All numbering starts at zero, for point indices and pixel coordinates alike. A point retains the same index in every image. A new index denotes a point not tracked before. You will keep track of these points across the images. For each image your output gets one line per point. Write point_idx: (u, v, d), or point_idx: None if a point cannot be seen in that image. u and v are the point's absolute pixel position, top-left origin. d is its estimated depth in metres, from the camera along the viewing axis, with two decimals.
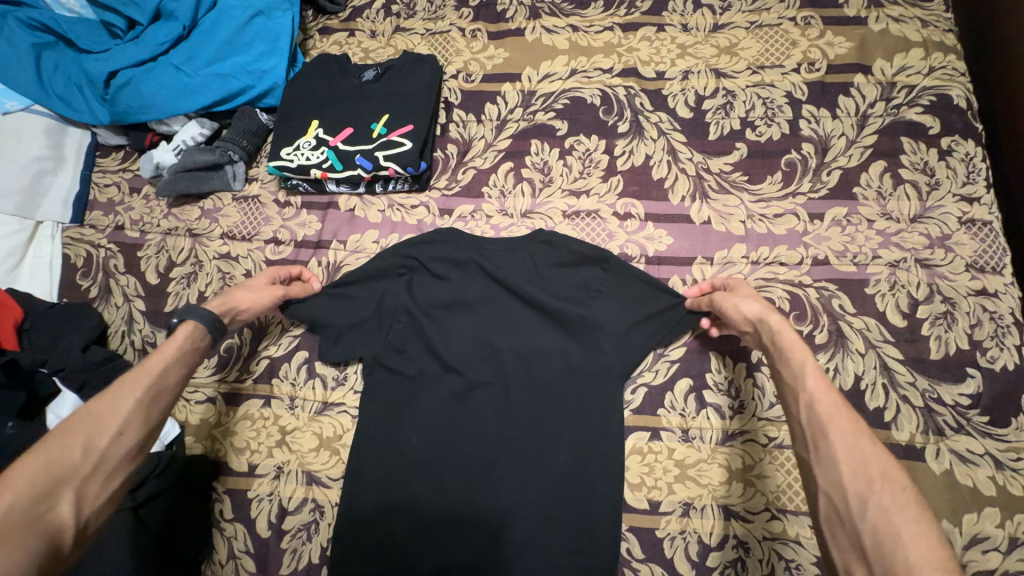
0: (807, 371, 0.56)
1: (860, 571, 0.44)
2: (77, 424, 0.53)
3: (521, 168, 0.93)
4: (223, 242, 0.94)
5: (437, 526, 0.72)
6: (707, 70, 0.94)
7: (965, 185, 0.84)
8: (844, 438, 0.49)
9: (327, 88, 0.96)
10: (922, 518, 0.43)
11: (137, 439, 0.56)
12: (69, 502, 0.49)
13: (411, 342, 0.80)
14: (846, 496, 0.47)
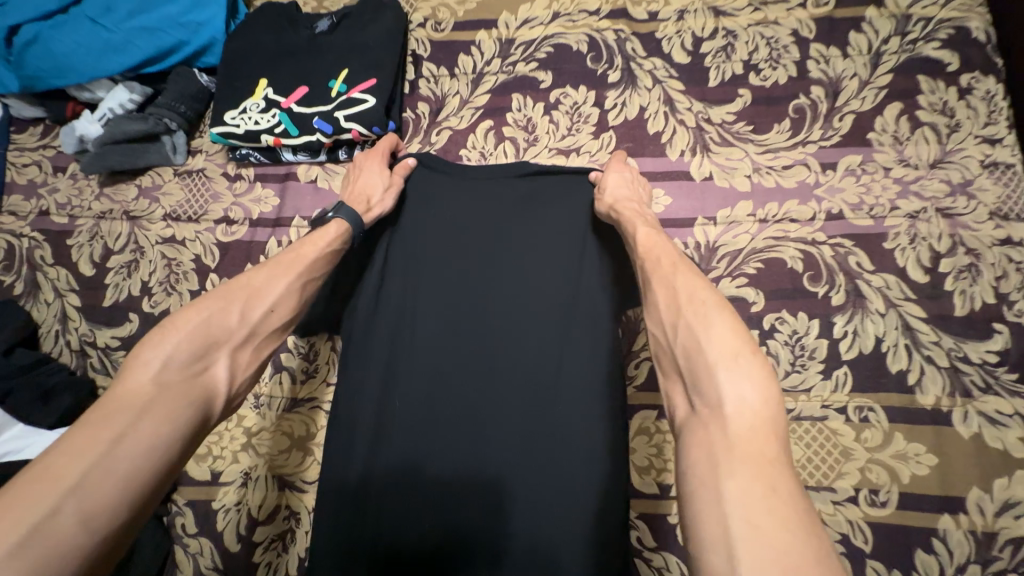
0: (643, 233, 0.57)
1: (675, 387, 0.42)
2: (239, 290, 0.52)
3: (502, 127, 0.83)
4: (167, 225, 0.82)
5: (425, 498, 0.64)
6: (704, 9, 0.85)
7: (987, 126, 0.77)
8: (666, 269, 0.49)
9: (275, 42, 0.83)
10: (723, 313, 0.43)
11: (287, 317, 0.55)
12: (222, 366, 0.48)
13: (388, 305, 0.71)
14: (662, 325, 0.45)
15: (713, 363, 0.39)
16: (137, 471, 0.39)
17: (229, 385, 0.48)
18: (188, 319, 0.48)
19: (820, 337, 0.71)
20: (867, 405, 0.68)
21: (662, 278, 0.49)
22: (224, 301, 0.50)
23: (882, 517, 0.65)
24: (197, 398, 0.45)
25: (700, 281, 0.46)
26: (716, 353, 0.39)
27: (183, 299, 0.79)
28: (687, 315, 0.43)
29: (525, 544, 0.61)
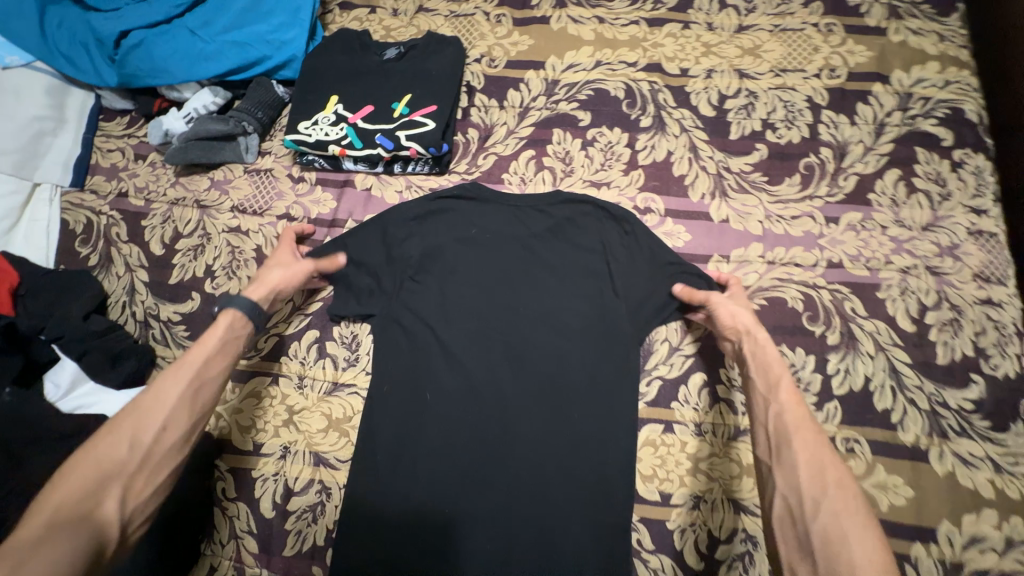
0: (783, 386, 0.63)
1: (804, 569, 0.51)
2: (125, 420, 0.58)
3: (542, 157, 0.93)
4: (233, 215, 0.91)
5: (449, 481, 0.75)
6: (730, 70, 0.95)
7: (974, 198, 0.86)
8: (810, 447, 0.57)
9: (348, 64, 0.94)
10: (866, 521, 0.51)
11: (180, 429, 0.60)
12: (113, 498, 0.54)
13: (427, 307, 0.83)
14: (802, 500, 0.54)
15: (863, 573, 0.47)
16: None
17: (123, 511, 0.54)
18: (82, 461, 0.55)
19: (815, 372, 0.79)
20: (853, 437, 0.75)
21: (795, 451, 0.57)
22: (118, 429, 0.58)
23: None
24: (86, 533, 0.51)
25: (841, 473, 0.55)
26: (859, 559, 0.48)
27: (241, 284, 0.87)
28: (830, 510, 0.52)
29: (531, 532, 0.73)
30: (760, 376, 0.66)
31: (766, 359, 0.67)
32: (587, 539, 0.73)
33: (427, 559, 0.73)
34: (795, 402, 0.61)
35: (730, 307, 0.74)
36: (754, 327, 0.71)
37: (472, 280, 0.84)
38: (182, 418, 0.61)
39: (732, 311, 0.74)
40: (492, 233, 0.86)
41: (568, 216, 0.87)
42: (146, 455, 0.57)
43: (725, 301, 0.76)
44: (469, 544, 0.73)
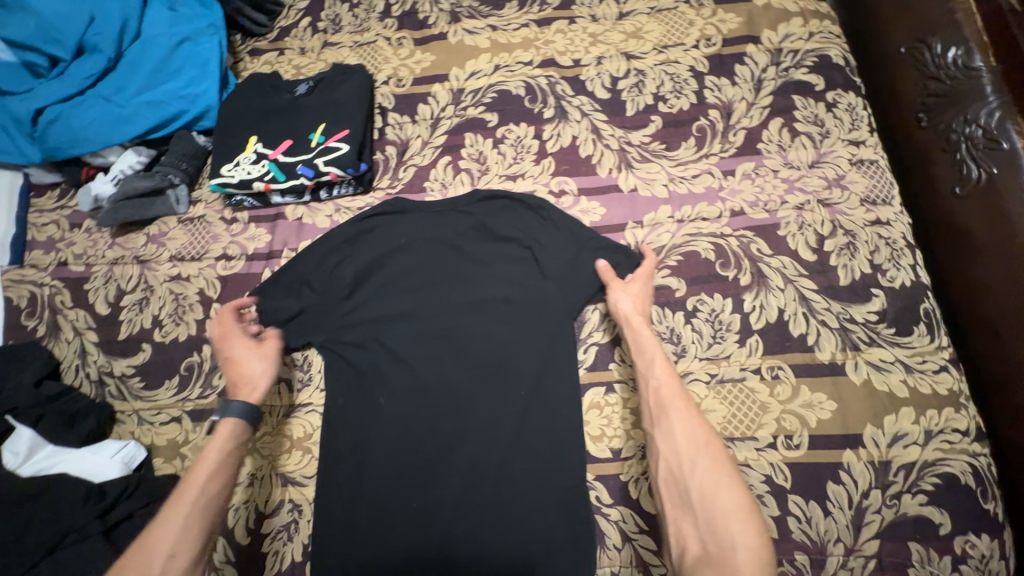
0: (657, 362, 0.73)
1: (687, 522, 0.60)
2: (136, 561, 0.62)
3: (458, 160, 0.99)
4: (173, 265, 0.94)
5: (411, 475, 0.79)
6: (618, 54, 1.03)
7: (851, 132, 0.95)
8: (685, 417, 0.67)
9: (262, 105, 0.99)
10: (730, 473, 0.62)
11: (190, 555, 0.64)
12: None
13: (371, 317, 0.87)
14: (682, 463, 0.63)
15: (734, 515, 0.58)
16: None
17: None
18: None
19: (733, 312, 0.85)
20: (777, 365, 0.81)
21: (672, 421, 0.67)
22: (128, 568, 0.61)
23: (797, 457, 0.76)
24: None
25: (708, 434, 0.65)
26: (727, 504, 0.59)
27: (190, 328, 0.90)
28: (701, 470, 0.62)
29: (496, 509, 0.77)
30: (639, 359, 0.75)
31: (642, 341, 0.77)
32: (553, 503, 0.77)
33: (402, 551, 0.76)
34: (670, 379, 0.71)
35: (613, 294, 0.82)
36: (632, 314, 0.79)
37: (409, 285, 0.90)
38: (193, 542, 0.64)
39: (617, 299, 0.82)
40: (420, 239, 0.92)
41: (486, 212, 0.93)
42: None
43: (613, 290, 0.83)
44: (436, 533, 0.76)
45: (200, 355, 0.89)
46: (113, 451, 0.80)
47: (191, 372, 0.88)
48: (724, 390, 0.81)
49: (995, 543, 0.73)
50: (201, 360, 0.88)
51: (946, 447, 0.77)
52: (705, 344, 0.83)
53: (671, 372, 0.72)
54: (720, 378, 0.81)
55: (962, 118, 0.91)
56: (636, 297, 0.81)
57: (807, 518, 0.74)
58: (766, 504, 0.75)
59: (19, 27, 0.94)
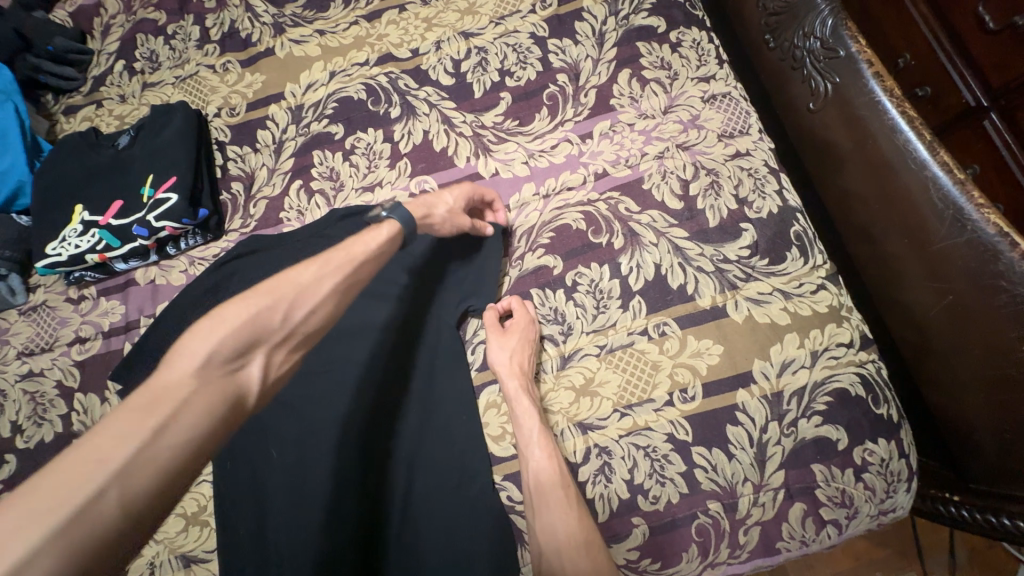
0: (537, 439, 0.73)
1: None
2: (287, 289, 0.59)
3: (310, 182, 0.92)
4: (22, 361, 0.86)
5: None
6: (456, 35, 0.98)
7: (699, 69, 0.92)
8: (560, 507, 0.68)
9: (79, 168, 0.90)
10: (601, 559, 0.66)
11: (323, 318, 0.61)
12: (256, 366, 0.54)
13: None
14: (556, 554, 0.66)
15: None
16: (173, 462, 0.43)
17: (264, 381, 0.54)
18: (226, 324, 0.53)
19: (612, 278, 0.83)
20: (663, 321, 0.80)
21: (548, 508, 0.69)
22: (253, 299, 0.56)
23: (694, 409, 0.76)
24: (224, 398, 0.49)
25: (586, 528, 0.67)
26: None
27: (55, 425, 0.83)
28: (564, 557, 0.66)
29: (414, 533, 0.75)
30: (520, 434, 0.74)
31: (520, 409, 0.75)
32: (469, 513, 0.75)
33: None
34: (549, 460, 0.71)
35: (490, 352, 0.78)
36: (507, 375, 0.76)
37: None
38: (329, 303, 0.62)
39: (494, 354, 0.78)
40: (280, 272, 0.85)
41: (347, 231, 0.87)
42: (293, 329, 0.58)
43: (492, 341, 0.79)
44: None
45: None
46: None
47: None
48: (615, 358, 0.79)
49: (892, 445, 0.75)
50: None
51: (833, 363, 0.77)
52: (590, 317, 0.82)
53: (550, 451, 0.72)
54: (610, 347, 0.80)
55: (801, 32, 0.91)
56: (512, 351, 0.77)
57: (714, 466, 0.74)
58: (673, 462, 0.75)
59: None
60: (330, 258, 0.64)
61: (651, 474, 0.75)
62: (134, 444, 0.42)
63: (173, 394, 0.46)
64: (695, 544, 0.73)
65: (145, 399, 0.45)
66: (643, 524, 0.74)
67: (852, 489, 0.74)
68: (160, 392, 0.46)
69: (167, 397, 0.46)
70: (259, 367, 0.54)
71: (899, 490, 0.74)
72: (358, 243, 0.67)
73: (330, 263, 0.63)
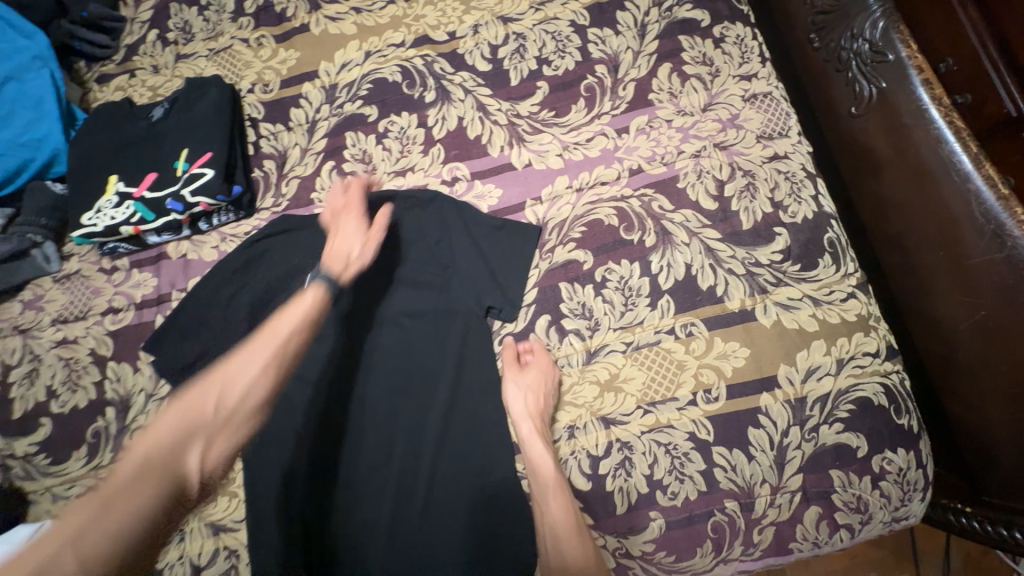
0: (550, 487, 0.73)
1: None
2: (213, 383, 0.65)
3: (342, 164, 0.92)
4: (56, 328, 0.88)
5: (342, 503, 0.79)
6: (494, 19, 0.96)
7: (741, 66, 0.90)
8: (575, 559, 0.69)
9: (116, 140, 0.90)
10: None
11: (263, 394, 0.68)
12: (196, 455, 0.62)
13: None
14: None
15: None
16: (118, 542, 0.52)
17: (204, 466, 0.62)
18: (166, 423, 0.61)
19: (642, 276, 0.83)
20: (690, 321, 0.80)
21: (564, 560, 0.69)
22: (200, 393, 0.64)
23: (717, 410, 0.77)
24: (167, 486, 0.57)
25: None
26: None
27: (88, 392, 0.85)
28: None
29: (432, 516, 0.78)
30: (534, 479, 0.75)
31: (534, 455, 0.75)
32: (486, 502, 0.77)
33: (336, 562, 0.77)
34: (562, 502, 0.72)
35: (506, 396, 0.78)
36: (521, 419, 0.77)
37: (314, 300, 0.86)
38: (265, 380, 0.68)
39: (509, 396, 0.78)
40: (314, 253, 0.88)
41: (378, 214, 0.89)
42: (229, 416, 0.65)
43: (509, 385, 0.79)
44: (367, 548, 0.78)
45: (104, 419, 0.84)
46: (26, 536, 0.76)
47: (98, 437, 0.83)
48: (641, 355, 0.80)
49: (911, 456, 0.76)
50: (106, 424, 0.84)
51: (858, 372, 0.78)
52: (618, 313, 0.82)
53: (564, 496, 0.73)
54: (636, 345, 0.81)
55: (849, 34, 0.89)
56: (527, 391, 0.77)
57: (733, 466, 0.76)
58: (693, 460, 0.76)
59: None
60: (257, 342, 0.69)
61: (671, 471, 0.76)
62: (64, 540, 0.51)
63: (99, 493, 0.54)
64: (709, 540, 0.75)
65: (102, 492, 0.54)
66: (660, 519, 0.75)
67: (868, 496, 0.75)
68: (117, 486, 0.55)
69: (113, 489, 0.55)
70: (199, 457, 0.62)
71: (913, 499, 0.76)
72: (286, 313, 0.72)
73: (269, 337, 0.70)
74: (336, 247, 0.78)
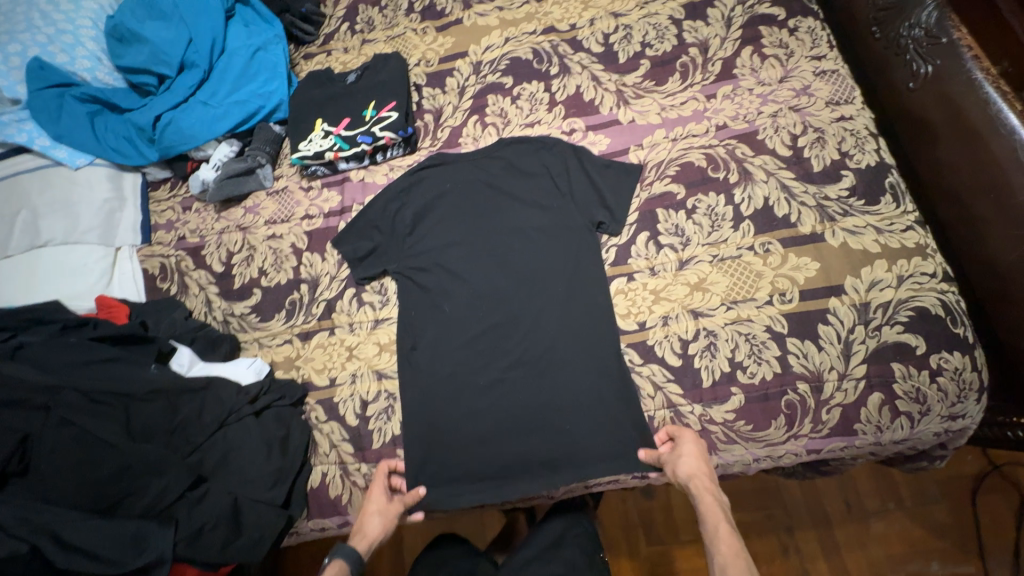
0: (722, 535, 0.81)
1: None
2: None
3: (484, 118, 1.19)
4: (268, 228, 1.18)
5: (476, 370, 1.00)
6: (607, 15, 1.23)
7: (812, 49, 1.11)
8: None
9: (322, 95, 1.23)
10: None
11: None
12: None
13: (428, 246, 1.09)
14: None
15: None
16: None
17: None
18: None
19: (726, 206, 1.02)
20: (768, 241, 0.98)
21: None
22: None
23: (792, 308, 0.93)
24: None
25: None
26: None
27: (289, 273, 1.13)
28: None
29: (548, 382, 0.97)
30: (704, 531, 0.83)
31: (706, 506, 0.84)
32: (594, 371, 0.96)
33: (469, 413, 0.97)
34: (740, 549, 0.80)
35: (672, 459, 0.88)
36: (692, 476, 0.85)
37: (459, 216, 1.11)
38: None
39: (673, 466, 0.87)
40: (461, 182, 1.13)
41: (511, 154, 1.14)
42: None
43: (666, 457, 0.88)
44: (494, 406, 0.97)
45: (299, 293, 1.11)
46: (247, 364, 1.02)
47: (294, 305, 1.10)
48: (726, 265, 0.98)
49: (966, 359, 0.88)
50: (301, 296, 1.11)
51: (917, 287, 0.92)
52: (705, 233, 1.01)
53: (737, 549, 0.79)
54: (721, 258, 0.99)
55: (907, 23, 1.08)
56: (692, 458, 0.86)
57: (804, 353, 0.91)
58: (769, 347, 0.92)
59: (136, 56, 1.19)
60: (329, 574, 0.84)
61: (750, 355, 0.92)
62: None
63: None
64: (782, 415, 0.90)
65: None
66: (740, 394, 0.91)
67: (926, 389, 0.88)
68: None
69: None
70: None
71: (969, 398, 0.88)
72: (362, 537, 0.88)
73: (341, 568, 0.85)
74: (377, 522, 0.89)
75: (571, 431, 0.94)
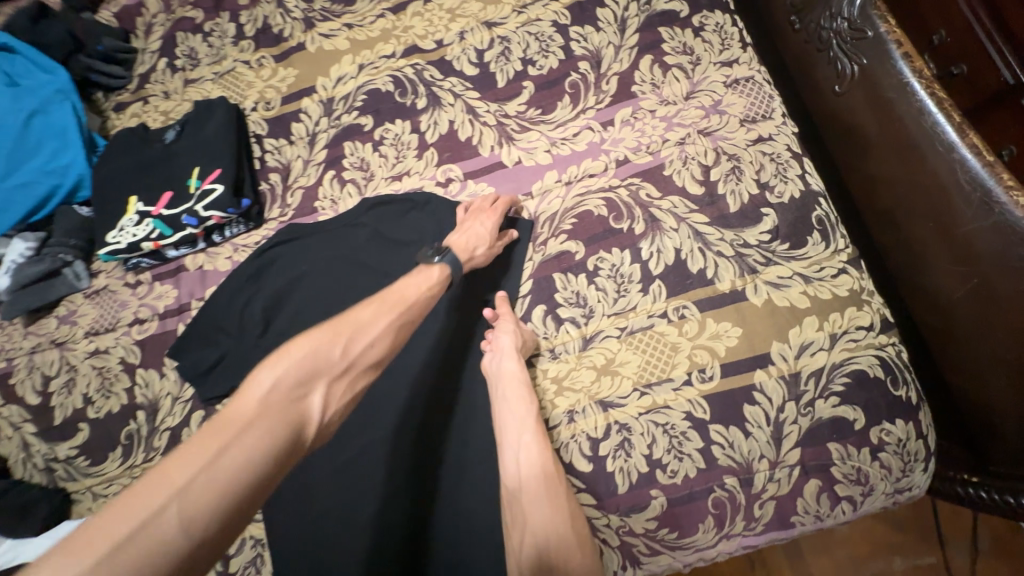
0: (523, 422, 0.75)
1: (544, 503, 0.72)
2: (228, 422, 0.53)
3: (342, 172, 0.97)
4: (89, 341, 0.95)
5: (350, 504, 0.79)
6: (479, 25, 1.00)
7: (722, 53, 0.92)
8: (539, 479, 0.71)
9: (133, 162, 0.96)
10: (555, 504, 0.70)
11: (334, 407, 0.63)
12: (317, 397, 0.61)
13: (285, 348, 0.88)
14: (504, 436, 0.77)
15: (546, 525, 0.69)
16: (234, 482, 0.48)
17: (321, 413, 0.61)
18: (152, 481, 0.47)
19: (633, 263, 0.85)
20: (683, 304, 0.83)
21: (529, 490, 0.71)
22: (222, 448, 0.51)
23: (713, 388, 0.79)
24: (283, 424, 0.55)
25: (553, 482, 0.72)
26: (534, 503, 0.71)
27: (121, 397, 0.91)
28: (545, 514, 0.69)
29: (439, 508, 0.79)
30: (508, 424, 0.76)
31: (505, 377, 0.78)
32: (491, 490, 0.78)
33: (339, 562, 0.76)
34: (539, 442, 0.74)
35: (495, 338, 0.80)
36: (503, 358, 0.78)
37: (317, 304, 0.89)
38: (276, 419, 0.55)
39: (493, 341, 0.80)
40: (317, 259, 0.92)
41: (377, 219, 0.93)
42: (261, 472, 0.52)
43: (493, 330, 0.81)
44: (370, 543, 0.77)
45: (136, 422, 0.90)
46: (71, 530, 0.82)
47: (131, 439, 0.89)
48: (635, 339, 0.82)
49: (910, 427, 0.76)
50: (138, 426, 0.90)
51: (852, 345, 0.79)
52: (611, 300, 0.84)
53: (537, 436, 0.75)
54: (630, 329, 0.83)
55: (828, 14, 0.90)
56: (513, 340, 0.79)
57: (730, 443, 0.77)
58: (690, 438, 0.78)
59: None
60: (384, 298, 0.71)
61: (670, 450, 0.78)
62: (199, 466, 0.48)
63: (233, 426, 0.53)
64: (711, 516, 0.77)
65: (214, 429, 0.52)
66: (661, 496, 0.77)
67: (868, 468, 0.76)
68: (232, 421, 0.54)
69: (230, 426, 0.53)
70: (317, 406, 0.61)
71: (915, 470, 0.76)
72: (408, 285, 0.74)
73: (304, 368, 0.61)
74: (462, 239, 0.82)
75: (478, 545, 0.76)
